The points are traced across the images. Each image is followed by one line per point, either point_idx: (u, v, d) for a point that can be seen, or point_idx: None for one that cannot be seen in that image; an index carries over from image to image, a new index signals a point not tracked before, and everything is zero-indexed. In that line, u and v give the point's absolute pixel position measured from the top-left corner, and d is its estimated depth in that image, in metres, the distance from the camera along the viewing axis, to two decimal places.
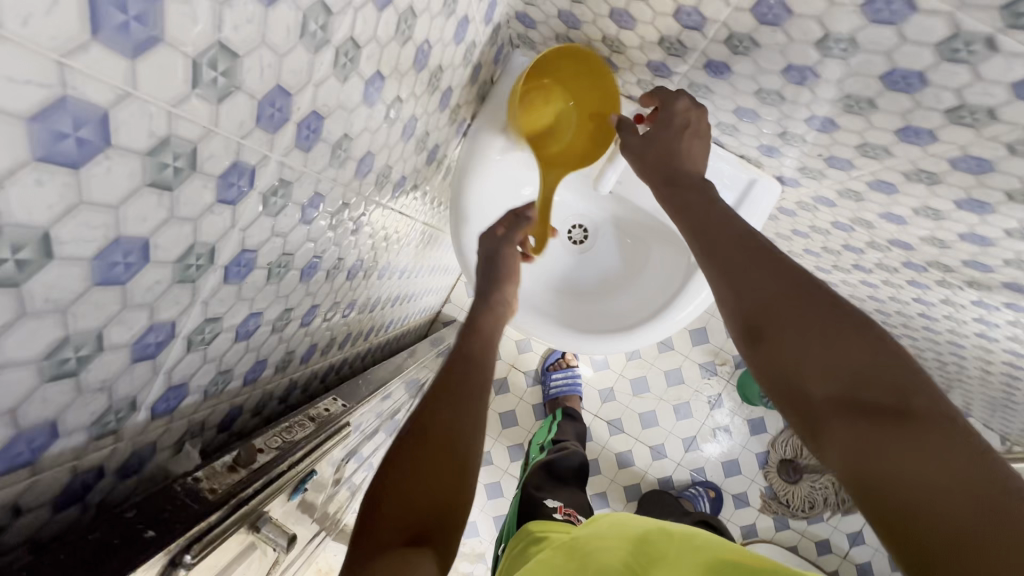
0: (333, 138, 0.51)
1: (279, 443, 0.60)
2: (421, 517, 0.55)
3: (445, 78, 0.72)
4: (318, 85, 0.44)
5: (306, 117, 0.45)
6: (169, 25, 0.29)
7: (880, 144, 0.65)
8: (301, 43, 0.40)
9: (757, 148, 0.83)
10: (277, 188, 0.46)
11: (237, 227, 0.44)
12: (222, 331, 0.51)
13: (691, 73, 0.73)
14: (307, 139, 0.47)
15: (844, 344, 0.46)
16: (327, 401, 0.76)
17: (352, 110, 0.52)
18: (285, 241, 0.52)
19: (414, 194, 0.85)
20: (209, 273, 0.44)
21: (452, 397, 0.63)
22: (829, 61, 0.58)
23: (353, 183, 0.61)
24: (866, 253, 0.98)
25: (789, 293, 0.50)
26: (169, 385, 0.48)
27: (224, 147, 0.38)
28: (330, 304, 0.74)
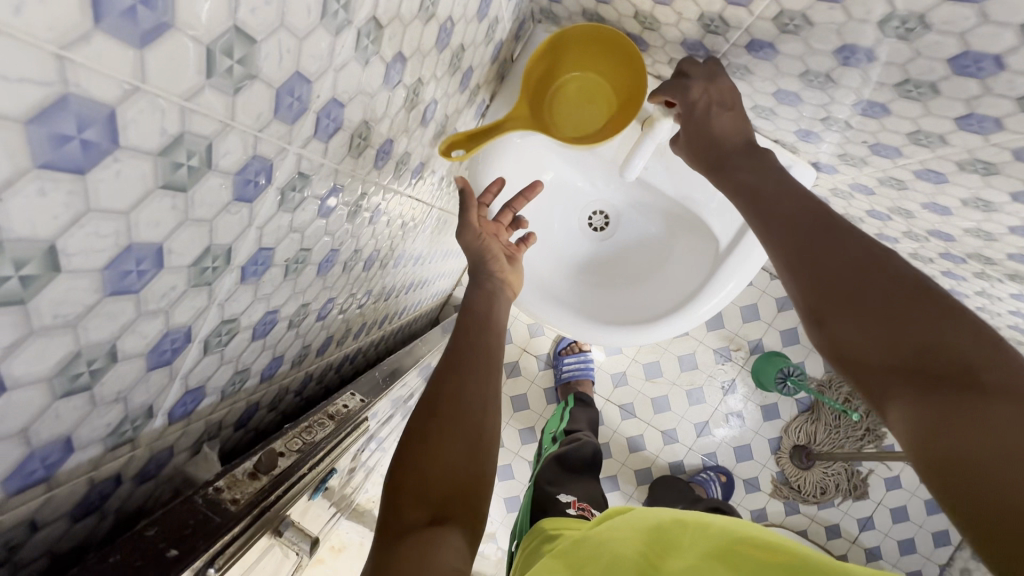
0: (353, 126, 0.48)
1: (301, 445, 0.58)
2: (440, 496, 0.55)
3: (467, 56, 0.68)
4: (339, 70, 0.41)
5: (325, 106, 0.41)
6: (180, 8, 0.25)
7: (936, 132, 0.61)
8: (323, 24, 0.36)
9: (793, 133, 0.78)
10: (296, 181, 0.43)
11: (254, 225, 0.41)
12: (239, 331, 0.49)
13: (730, 53, 0.68)
14: (327, 130, 0.43)
15: (909, 319, 0.44)
16: (344, 397, 0.72)
17: (373, 95, 0.48)
18: (303, 236, 0.49)
19: (431, 176, 0.81)
20: (225, 274, 0.41)
21: (461, 374, 0.64)
22: (888, 42, 0.53)
23: (372, 173, 0.58)
24: (901, 241, 0.94)
25: (852, 268, 0.48)
26: (186, 390, 0.46)
27: (241, 142, 0.34)
28: (345, 296, 0.71)
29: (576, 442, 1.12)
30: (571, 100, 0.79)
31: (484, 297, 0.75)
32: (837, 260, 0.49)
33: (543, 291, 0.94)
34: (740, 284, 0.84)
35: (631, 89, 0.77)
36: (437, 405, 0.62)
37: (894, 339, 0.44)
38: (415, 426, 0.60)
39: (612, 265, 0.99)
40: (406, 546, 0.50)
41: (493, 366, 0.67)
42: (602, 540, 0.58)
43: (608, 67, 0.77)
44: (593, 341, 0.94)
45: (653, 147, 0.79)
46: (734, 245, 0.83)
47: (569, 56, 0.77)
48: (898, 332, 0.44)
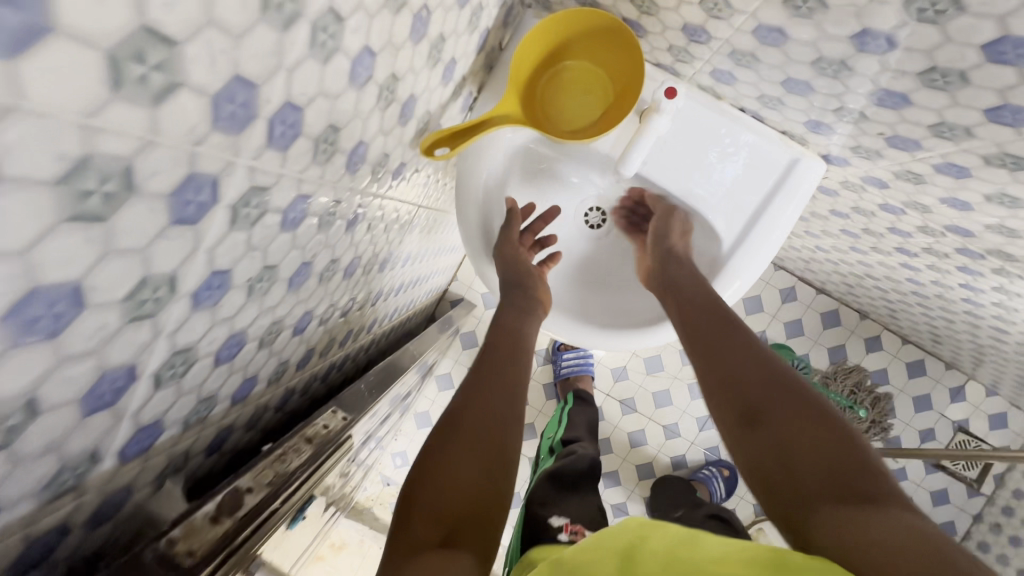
0: (315, 130, 0.44)
1: (272, 478, 0.52)
2: (456, 518, 0.59)
3: (449, 47, 0.63)
4: (292, 70, 0.37)
5: (278, 111, 0.37)
6: (63, 8, 0.21)
7: (962, 124, 0.55)
8: (313, 55, 0.38)
9: (803, 123, 0.73)
10: (249, 196, 0.39)
11: (203, 248, 0.37)
12: (198, 360, 0.45)
13: (714, 59, 0.70)
14: (283, 137, 0.40)
15: (819, 434, 0.55)
16: (324, 415, 0.65)
17: (338, 96, 0.44)
18: (265, 254, 0.46)
19: (416, 177, 0.80)
20: (171, 304, 0.37)
21: (484, 405, 0.70)
22: (912, 24, 0.48)
23: (344, 178, 0.54)
24: (914, 237, 0.90)
25: (769, 390, 0.61)
26: (139, 427, 0.42)
27: (172, 159, 0.30)
28: (326, 305, 0.70)
29: (571, 457, 1.01)
30: (563, 94, 0.78)
31: (506, 328, 0.83)
32: (752, 378, 0.63)
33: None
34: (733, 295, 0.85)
35: (628, 88, 0.76)
36: (460, 429, 0.67)
37: (809, 451, 0.54)
38: (435, 449, 0.65)
39: (611, 269, 1.01)
40: (417, 563, 0.53)
41: (513, 397, 0.73)
42: (575, 564, 0.51)
43: (606, 64, 0.77)
44: (575, 342, 0.96)
45: (649, 144, 0.77)
46: (734, 248, 0.82)
47: (568, 49, 0.77)
48: (800, 445, 0.55)
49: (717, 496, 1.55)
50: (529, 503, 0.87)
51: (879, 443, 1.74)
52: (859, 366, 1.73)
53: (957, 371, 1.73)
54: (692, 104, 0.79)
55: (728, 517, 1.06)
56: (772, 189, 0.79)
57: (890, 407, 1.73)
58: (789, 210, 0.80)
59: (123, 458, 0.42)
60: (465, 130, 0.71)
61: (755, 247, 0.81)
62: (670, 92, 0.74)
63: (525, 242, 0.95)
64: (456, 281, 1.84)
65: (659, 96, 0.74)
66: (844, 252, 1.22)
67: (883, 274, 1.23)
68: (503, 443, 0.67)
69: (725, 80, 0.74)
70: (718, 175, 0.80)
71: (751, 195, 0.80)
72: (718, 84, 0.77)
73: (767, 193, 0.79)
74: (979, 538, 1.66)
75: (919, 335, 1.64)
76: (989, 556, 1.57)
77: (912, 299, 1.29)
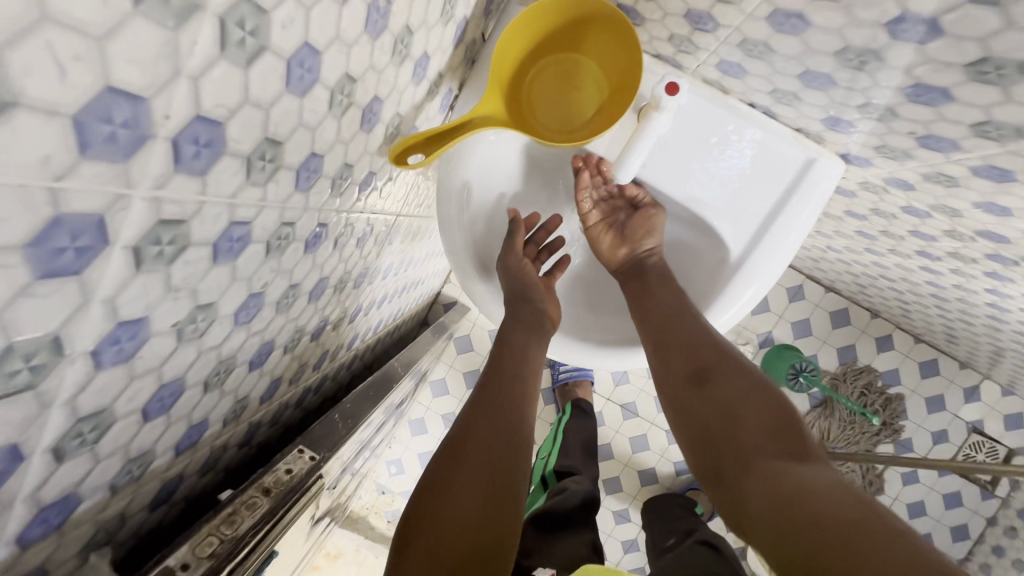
0: (245, 146, 0.36)
1: (213, 548, 0.46)
2: (456, 560, 0.53)
3: (420, 40, 0.55)
4: (196, 77, 0.29)
5: (184, 128, 0.30)
6: None
7: (1013, 122, 0.47)
8: (227, 55, 0.30)
9: (820, 120, 0.65)
10: (158, 233, 0.32)
11: (98, 299, 0.30)
12: (117, 421, 0.38)
13: (721, 50, 0.62)
14: (197, 157, 0.32)
15: (755, 399, 0.61)
16: (287, 458, 0.59)
17: (272, 105, 0.36)
18: (193, 294, 0.39)
19: (392, 185, 0.72)
20: (60, 370, 0.30)
21: (485, 434, 0.63)
22: (965, 7, 0.40)
23: (295, 197, 0.46)
24: (940, 240, 0.82)
25: (705, 363, 0.67)
26: (42, 506, 0.36)
27: (17, 201, 0.23)
28: (291, 332, 0.63)
29: (563, 493, 0.96)
30: (551, 94, 0.71)
31: (509, 343, 0.76)
32: (702, 349, 0.68)
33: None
34: (745, 307, 0.76)
35: (622, 85, 0.69)
36: (454, 470, 0.59)
37: (746, 414, 0.60)
38: (429, 491, 0.59)
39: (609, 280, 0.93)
40: None
41: (517, 422, 0.66)
42: None
43: (598, 59, 0.70)
44: (570, 361, 0.88)
45: (647, 148, 0.70)
46: (746, 255, 0.74)
47: (554, 44, 0.69)
48: (736, 409, 0.61)
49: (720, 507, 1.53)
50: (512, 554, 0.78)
51: (890, 446, 1.67)
52: (870, 367, 1.66)
53: (972, 370, 1.65)
54: (695, 99, 0.71)
55: (716, 540, 1.02)
56: (786, 192, 0.71)
57: (902, 409, 1.66)
58: (805, 214, 0.72)
59: (24, 542, 0.36)
60: (443, 133, 0.63)
61: (767, 254, 0.74)
62: (670, 88, 0.66)
63: (530, 254, 0.88)
64: (450, 283, 1.76)
65: (658, 92, 0.66)
66: (858, 253, 1.14)
67: (900, 275, 1.16)
68: (506, 475, 0.61)
69: (734, 73, 0.65)
70: (725, 177, 0.73)
71: (763, 196, 0.73)
72: (725, 76, 0.68)
73: (780, 196, 0.72)
74: (992, 542, 1.61)
75: (932, 335, 1.56)
76: (1003, 561, 1.51)
77: (930, 300, 1.21)
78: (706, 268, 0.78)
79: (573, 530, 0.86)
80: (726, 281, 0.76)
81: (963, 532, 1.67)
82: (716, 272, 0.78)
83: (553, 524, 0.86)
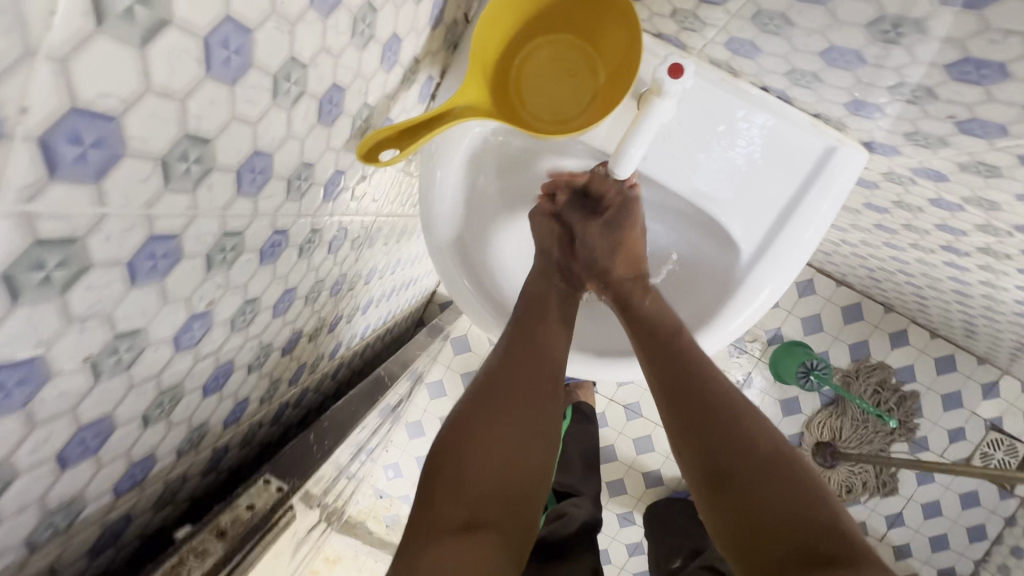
0: (153, 146, 0.29)
1: None
2: (485, 496, 0.54)
3: (387, 19, 0.48)
4: (60, 56, 0.22)
5: (51, 124, 0.23)
6: None
7: None
8: (106, 29, 0.24)
9: (844, 104, 0.58)
10: (37, 255, 0.26)
11: None
12: (22, 473, 0.33)
13: (731, 25, 0.54)
14: (81, 161, 0.26)
15: (787, 498, 0.56)
16: (251, 490, 0.53)
17: (186, 94, 0.30)
18: (106, 322, 0.33)
19: (368, 184, 0.66)
20: None
21: (491, 443, 0.57)
22: None
23: (239, 204, 0.40)
24: (968, 235, 0.75)
25: (701, 386, 0.66)
26: None
27: None
28: (254, 349, 0.56)
29: (561, 518, 0.90)
30: (543, 83, 0.65)
31: (535, 295, 0.72)
32: (725, 427, 0.62)
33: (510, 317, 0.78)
34: (758, 312, 0.70)
35: (620, 69, 0.61)
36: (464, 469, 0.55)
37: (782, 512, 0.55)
38: (434, 495, 0.54)
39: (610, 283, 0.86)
40: (437, 550, 0.49)
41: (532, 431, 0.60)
42: None
43: (592, 43, 0.63)
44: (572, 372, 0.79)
45: (648, 137, 0.63)
46: (761, 252, 0.67)
47: (543, 26, 0.63)
48: (771, 513, 0.56)
49: None
50: None
51: (905, 445, 1.61)
52: (884, 364, 1.59)
53: (991, 366, 1.58)
54: (700, 82, 0.64)
55: (721, 564, 0.94)
56: (805, 184, 0.64)
57: (918, 407, 1.60)
58: (825, 208, 0.65)
59: None
60: (420, 123, 0.56)
61: (784, 253, 0.67)
62: (674, 70, 0.58)
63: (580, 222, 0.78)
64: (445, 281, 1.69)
65: (661, 76, 0.59)
66: (876, 247, 1.07)
67: (920, 270, 1.08)
68: (541, 416, 0.61)
69: (745, 52, 0.58)
70: (735, 168, 0.66)
71: (777, 189, 0.66)
72: (735, 57, 0.60)
73: (797, 189, 0.65)
74: (1012, 542, 1.55)
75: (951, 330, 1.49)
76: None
77: (952, 295, 1.14)
78: (712, 273, 0.72)
79: (569, 559, 0.80)
80: (738, 282, 0.69)
81: (980, 533, 1.61)
82: (725, 277, 0.71)
83: (550, 555, 0.80)
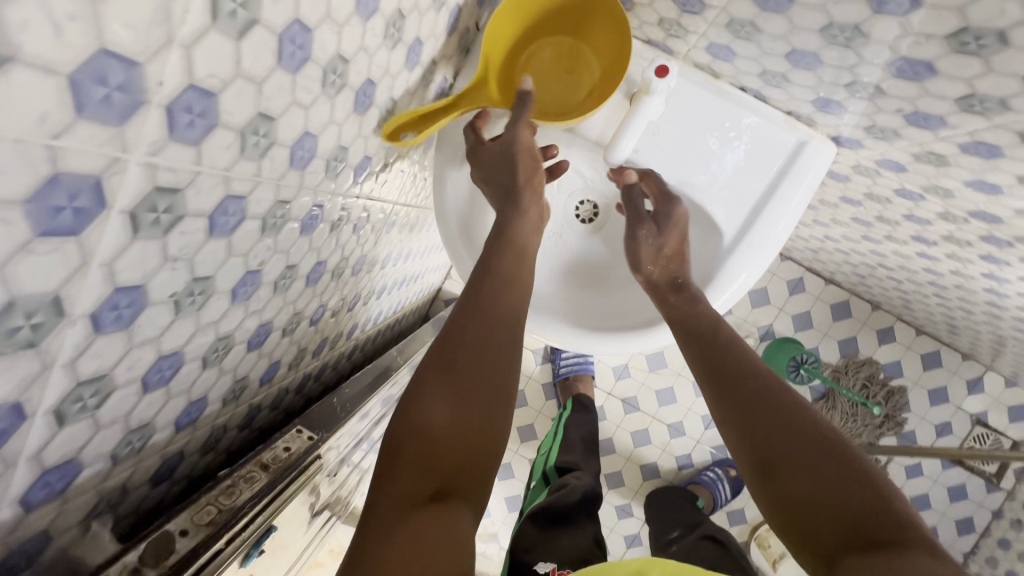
0: (236, 121, 0.37)
1: (212, 517, 0.47)
2: (444, 465, 0.53)
3: (411, 25, 0.56)
4: (189, 45, 0.30)
5: (177, 97, 0.31)
6: None
7: (996, 95, 0.47)
8: (218, 26, 0.31)
9: (811, 102, 0.66)
10: (154, 199, 0.33)
11: (97, 262, 0.32)
12: (118, 388, 0.40)
13: (710, 32, 0.62)
14: (191, 127, 0.33)
15: (834, 468, 0.53)
16: (286, 437, 0.60)
17: (263, 80, 0.38)
18: (190, 265, 0.40)
19: (389, 174, 0.73)
20: (61, 330, 0.32)
21: (445, 420, 0.55)
22: None
23: (289, 176, 0.47)
24: (934, 224, 0.83)
25: (742, 363, 0.65)
26: (45, 470, 0.37)
27: (19, 156, 0.24)
28: (289, 314, 0.64)
29: (563, 488, 0.95)
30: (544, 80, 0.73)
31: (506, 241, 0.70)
32: (771, 395, 0.60)
33: (535, 309, 0.83)
34: (737, 294, 0.77)
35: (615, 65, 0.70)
36: (424, 436, 0.54)
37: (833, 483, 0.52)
38: (399, 462, 0.53)
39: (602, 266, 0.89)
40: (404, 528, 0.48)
41: (493, 391, 0.58)
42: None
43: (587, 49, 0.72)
44: (567, 347, 0.83)
45: (638, 130, 0.71)
46: (740, 237, 0.75)
47: (542, 34, 0.71)
48: (824, 483, 0.52)
49: (722, 499, 1.54)
50: (514, 548, 0.82)
51: (893, 437, 1.67)
52: (872, 359, 1.65)
53: (975, 362, 1.64)
54: (684, 83, 0.72)
55: (720, 535, 1.02)
56: (779, 175, 0.72)
57: (906, 402, 1.65)
58: (797, 197, 0.73)
59: (27, 503, 0.37)
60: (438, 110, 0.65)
61: (760, 238, 0.74)
62: (660, 71, 0.67)
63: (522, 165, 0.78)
64: (451, 279, 1.76)
65: (649, 76, 0.67)
66: (856, 241, 1.14)
67: (898, 264, 1.15)
68: (499, 376, 0.59)
69: (723, 56, 0.66)
70: (715, 160, 0.74)
71: (755, 181, 0.73)
72: (716, 60, 0.68)
73: (773, 180, 0.73)
74: (998, 535, 1.59)
75: (935, 326, 1.55)
76: (1010, 554, 1.50)
77: (929, 290, 1.22)
78: (699, 262, 0.79)
79: (575, 526, 0.87)
80: (720, 265, 0.76)
81: (968, 526, 1.65)
82: (709, 259, 0.78)
83: (552, 520, 0.87)
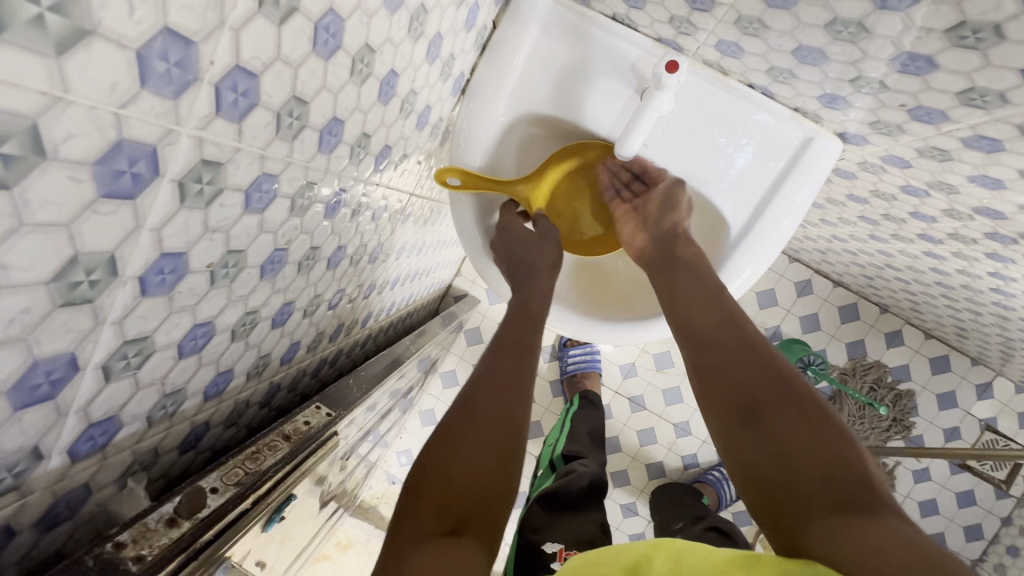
0: (274, 101, 0.40)
1: (239, 478, 0.50)
2: (462, 506, 0.54)
3: (432, 20, 0.59)
4: (238, 28, 0.33)
5: (226, 75, 0.34)
6: None
7: (995, 88, 0.49)
8: (263, 12, 0.34)
9: (817, 98, 0.68)
10: (199, 171, 0.36)
11: (146, 226, 0.34)
12: (157, 351, 0.43)
13: (719, 29, 0.65)
14: (235, 105, 0.36)
15: (814, 434, 0.54)
16: (306, 411, 0.63)
17: (299, 65, 0.40)
18: (227, 236, 0.43)
19: (407, 164, 0.76)
20: (113, 289, 0.34)
21: (468, 458, 0.56)
22: None
23: (317, 160, 0.50)
24: (939, 221, 0.84)
25: (733, 330, 0.66)
26: (90, 423, 0.40)
27: (91, 122, 0.27)
28: (310, 297, 0.66)
29: (570, 475, 0.97)
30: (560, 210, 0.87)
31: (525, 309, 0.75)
32: (761, 363, 0.61)
33: None
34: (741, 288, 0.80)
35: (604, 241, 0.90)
36: (448, 473, 0.55)
37: (809, 449, 0.53)
38: (418, 502, 0.53)
39: (612, 268, 0.91)
40: (420, 557, 0.47)
41: (510, 430, 0.60)
42: None
43: (589, 98, 0.77)
44: (579, 336, 0.88)
45: (648, 124, 0.73)
46: (746, 231, 0.77)
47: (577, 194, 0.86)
48: (801, 446, 0.53)
49: (727, 499, 1.55)
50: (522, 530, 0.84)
51: (900, 441, 1.66)
52: (880, 362, 1.65)
53: (984, 367, 1.64)
54: (694, 80, 0.73)
55: (725, 527, 1.03)
56: (786, 170, 0.74)
57: (913, 405, 1.65)
58: (802, 192, 0.75)
59: (74, 454, 0.40)
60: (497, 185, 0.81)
61: (764, 235, 0.77)
62: (670, 66, 0.69)
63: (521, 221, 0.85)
64: (461, 275, 1.79)
65: (660, 72, 0.69)
66: (863, 241, 1.15)
67: (906, 264, 1.16)
68: (516, 422, 0.61)
69: (732, 52, 0.68)
70: (722, 155, 0.76)
71: (761, 175, 0.76)
72: (724, 57, 0.70)
73: (778, 176, 0.75)
74: (1007, 541, 1.57)
75: (942, 330, 1.55)
76: (1018, 561, 1.49)
77: (936, 292, 1.22)
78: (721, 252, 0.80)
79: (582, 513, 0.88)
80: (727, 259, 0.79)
81: (977, 532, 1.64)
82: (717, 252, 0.80)
83: (560, 506, 0.89)
